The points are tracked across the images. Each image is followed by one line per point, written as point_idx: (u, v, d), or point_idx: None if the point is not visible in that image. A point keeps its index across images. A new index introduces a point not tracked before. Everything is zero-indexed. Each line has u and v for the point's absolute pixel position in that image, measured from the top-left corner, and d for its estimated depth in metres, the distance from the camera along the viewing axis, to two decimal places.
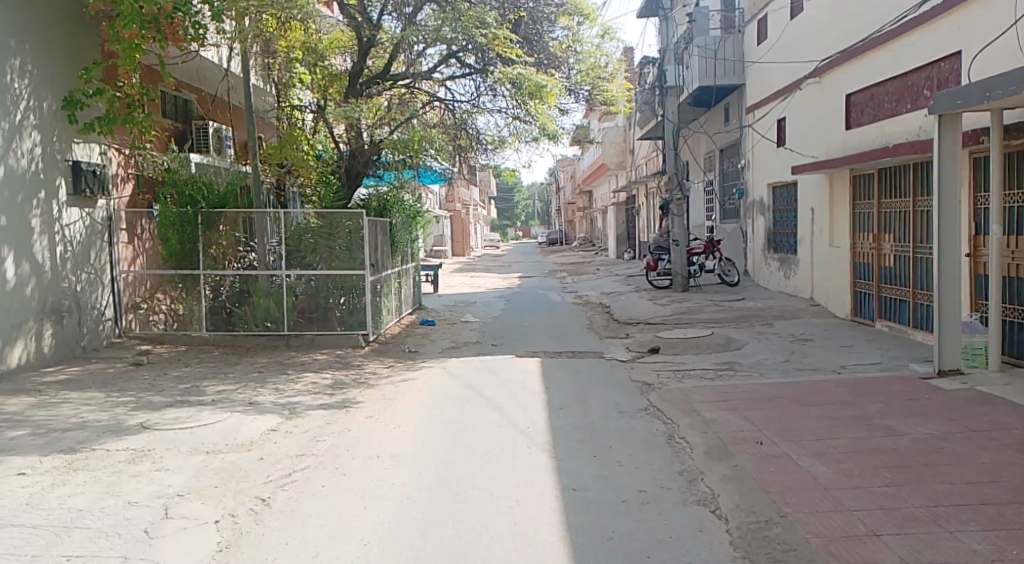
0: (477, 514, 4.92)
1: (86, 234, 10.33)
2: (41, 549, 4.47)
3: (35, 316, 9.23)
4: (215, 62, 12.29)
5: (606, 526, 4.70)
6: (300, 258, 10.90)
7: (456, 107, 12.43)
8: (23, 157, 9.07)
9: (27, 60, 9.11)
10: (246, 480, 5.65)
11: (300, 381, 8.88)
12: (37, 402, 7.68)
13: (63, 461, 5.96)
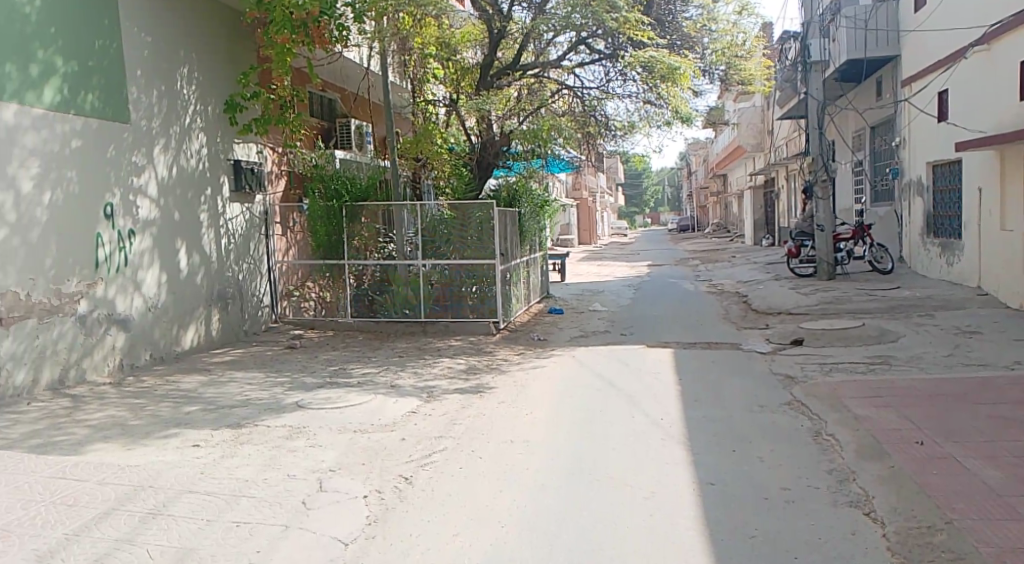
0: (616, 504, 4.93)
1: (246, 227, 11.11)
2: (214, 514, 4.85)
3: (204, 302, 10.04)
4: (357, 61, 12.88)
5: (749, 523, 4.60)
6: (435, 248, 11.25)
7: (585, 94, 12.26)
8: (192, 157, 9.84)
9: (194, 67, 9.87)
10: (391, 459, 5.93)
11: (437, 366, 9.19)
12: (207, 380, 8.39)
13: (229, 435, 6.46)
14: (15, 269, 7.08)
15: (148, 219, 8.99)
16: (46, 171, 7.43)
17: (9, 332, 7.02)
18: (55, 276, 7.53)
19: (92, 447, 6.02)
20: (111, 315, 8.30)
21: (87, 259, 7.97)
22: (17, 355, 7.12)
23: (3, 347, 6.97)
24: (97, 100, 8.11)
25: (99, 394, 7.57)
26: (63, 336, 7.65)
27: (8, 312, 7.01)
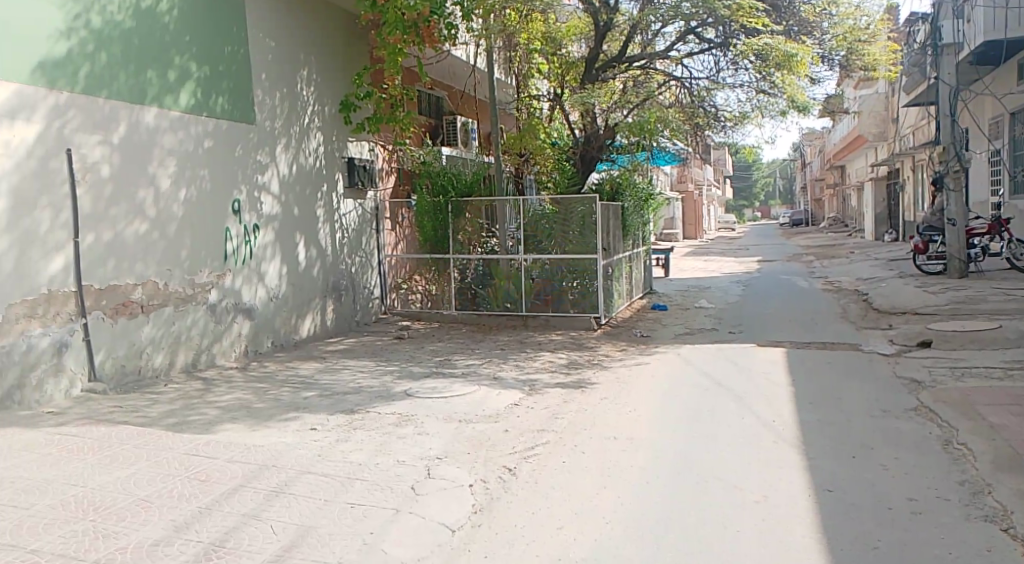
0: (726, 506, 4.87)
1: (358, 222, 11.55)
2: (331, 495, 5.08)
3: (319, 293, 10.50)
4: (465, 59, 13.11)
5: (870, 533, 4.45)
6: (536, 242, 11.25)
7: (693, 84, 12.05)
8: (311, 155, 10.32)
9: (313, 69, 10.32)
10: (496, 450, 6.04)
11: (538, 359, 9.29)
12: (323, 367, 8.80)
13: (344, 421, 6.75)
14: (155, 261, 7.63)
15: (271, 214, 9.47)
16: (182, 170, 7.96)
17: (149, 318, 7.58)
18: (188, 267, 8.06)
19: (221, 427, 6.43)
20: (238, 304, 8.82)
21: (217, 252, 8.49)
22: (156, 340, 7.68)
23: (143, 333, 7.53)
24: (226, 103, 8.62)
25: (227, 377, 8.07)
26: (195, 323, 8.19)
27: (148, 300, 7.56)
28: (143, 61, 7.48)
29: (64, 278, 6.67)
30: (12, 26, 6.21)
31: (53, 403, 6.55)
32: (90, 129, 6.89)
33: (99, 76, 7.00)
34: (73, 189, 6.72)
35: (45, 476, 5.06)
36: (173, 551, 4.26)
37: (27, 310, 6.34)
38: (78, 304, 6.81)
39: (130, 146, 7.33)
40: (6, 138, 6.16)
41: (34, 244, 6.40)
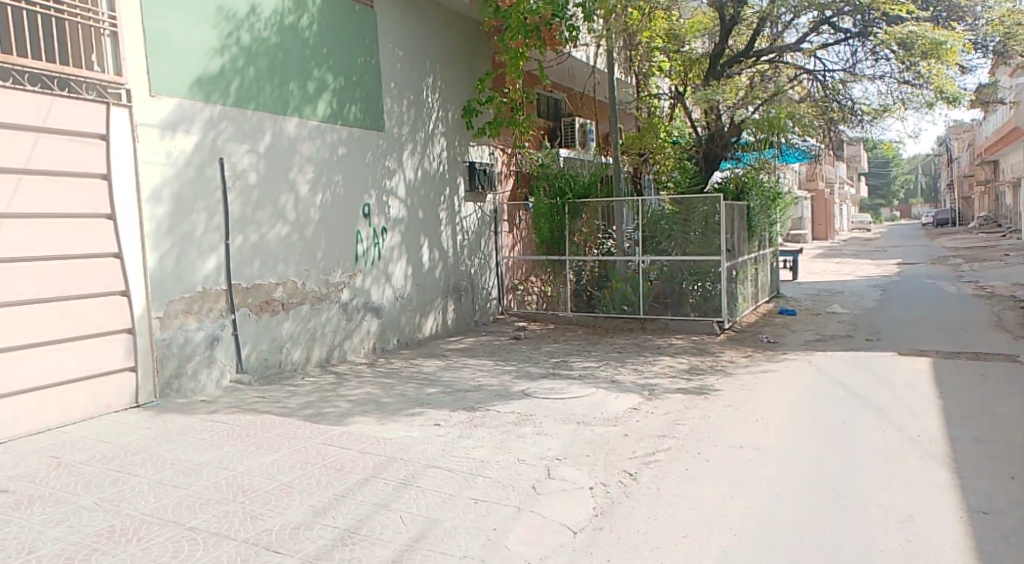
0: (864, 524, 4.67)
1: (478, 224, 11.79)
2: (455, 490, 5.23)
3: (441, 293, 10.80)
4: (584, 60, 13.09)
5: None
6: (656, 245, 11.10)
7: (828, 77, 11.55)
8: (435, 160, 10.63)
9: (438, 76, 10.63)
10: (616, 453, 6.05)
11: (658, 364, 9.20)
12: (445, 365, 9.06)
13: (465, 418, 6.92)
14: (294, 261, 8.09)
15: (398, 217, 9.84)
16: (319, 175, 8.40)
17: (288, 315, 8.05)
18: (324, 268, 8.49)
19: (352, 419, 6.73)
20: (367, 304, 9.22)
21: (349, 253, 8.90)
22: (294, 335, 8.15)
23: (283, 329, 8.01)
24: (359, 112, 9.03)
25: (357, 372, 8.45)
26: (329, 320, 8.62)
27: (288, 298, 8.03)
28: (286, 74, 7.96)
29: (216, 277, 7.19)
30: (174, 46, 6.76)
31: (206, 392, 7.07)
32: (240, 139, 7.40)
33: (248, 88, 7.50)
34: (224, 195, 7.23)
35: (199, 459, 5.47)
36: (312, 535, 4.51)
37: (185, 306, 6.88)
38: (228, 301, 7.32)
39: (274, 154, 7.81)
40: (169, 148, 6.71)
41: (191, 245, 6.92)
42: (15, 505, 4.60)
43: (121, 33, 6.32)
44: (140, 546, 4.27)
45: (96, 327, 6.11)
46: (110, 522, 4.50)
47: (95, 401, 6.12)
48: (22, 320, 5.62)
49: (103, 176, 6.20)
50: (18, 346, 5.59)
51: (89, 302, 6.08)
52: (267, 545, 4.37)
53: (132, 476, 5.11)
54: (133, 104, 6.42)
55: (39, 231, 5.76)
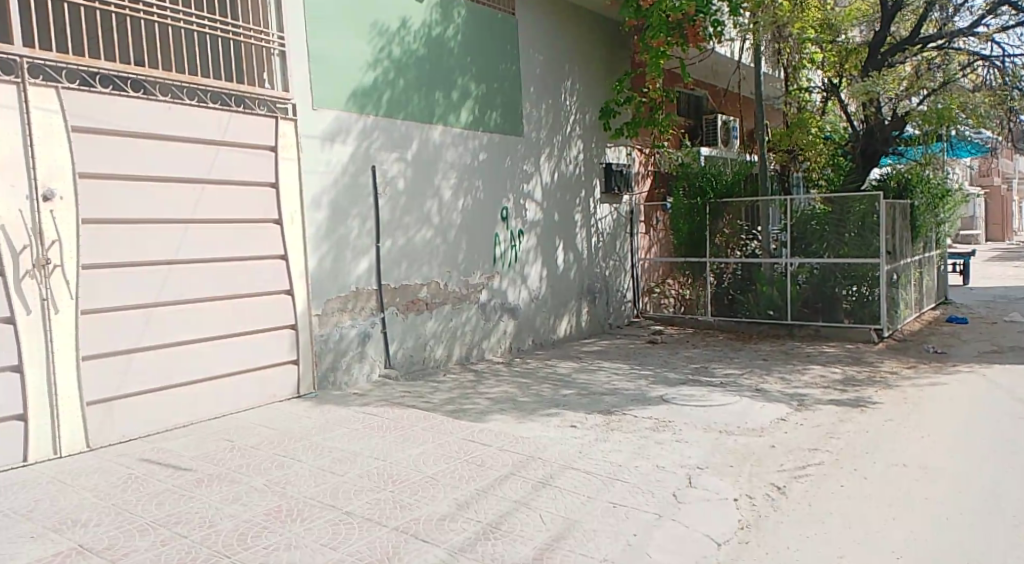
0: None
1: (613, 226, 11.78)
2: (594, 493, 5.29)
3: (575, 295, 10.88)
4: (729, 56, 12.75)
5: None
6: (806, 246, 10.69)
7: (1007, 62, 10.82)
8: (571, 163, 10.73)
9: (576, 80, 10.72)
10: (761, 465, 5.90)
11: (807, 373, 8.85)
12: (581, 367, 9.13)
13: (603, 421, 6.95)
14: (438, 263, 8.42)
15: (535, 220, 10.00)
16: (461, 180, 8.70)
17: (432, 314, 8.39)
18: (464, 269, 8.79)
19: (492, 417, 6.93)
20: (504, 304, 9.44)
21: (488, 254, 9.15)
22: (436, 333, 8.48)
23: (427, 327, 8.36)
24: (499, 117, 9.27)
25: (495, 371, 8.68)
26: (469, 320, 8.91)
27: (432, 298, 8.38)
28: (432, 83, 8.30)
29: (368, 277, 7.61)
30: (333, 62, 7.21)
31: (358, 384, 7.51)
32: (390, 147, 7.79)
33: (398, 99, 7.88)
34: (376, 201, 7.64)
35: (353, 449, 5.83)
36: (457, 527, 4.71)
37: (340, 304, 7.33)
38: (378, 300, 7.72)
39: (421, 160, 8.17)
40: (328, 157, 7.17)
41: (347, 248, 7.37)
42: (198, 482, 5.09)
43: (288, 51, 6.83)
44: (304, 527, 4.61)
45: (263, 323, 6.63)
46: (276, 503, 4.88)
47: (262, 391, 6.64)
48: (202, 315, 6.19)
49: (272, 185, 6.72)
50: (199, 339, 6.16)
51: (259, 299, 6.61)
52: (415, 533, 4.60)
53: (295, 461, 5.52)
54: (297, 118, 6.91)
55: (218, 235, 6.32)
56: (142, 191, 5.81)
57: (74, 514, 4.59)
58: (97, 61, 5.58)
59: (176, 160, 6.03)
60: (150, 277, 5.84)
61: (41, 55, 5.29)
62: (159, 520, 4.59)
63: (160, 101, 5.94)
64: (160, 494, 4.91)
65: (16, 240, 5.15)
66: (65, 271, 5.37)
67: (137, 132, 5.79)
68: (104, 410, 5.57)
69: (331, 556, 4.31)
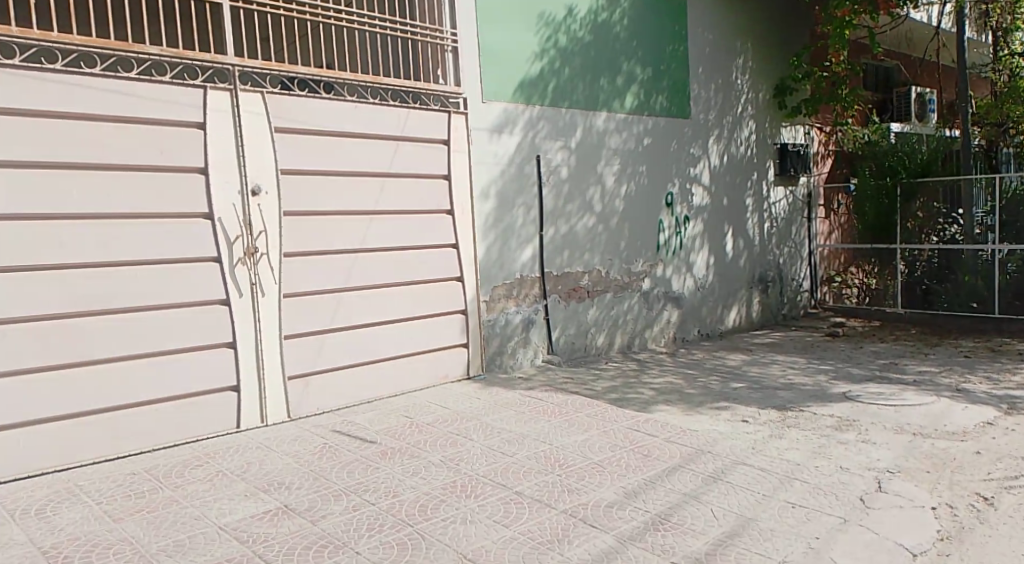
0: None
1: (788, 211, 11.20)
2: (770, 491, 5.08)
3: (745, 284, 10.47)
4: (925, 22, 11.73)
5: None
6: (1017, 230, 9.69)
7: None
8: (741, 144, 10.31)
9: (748, 57, 10.27)
10: (962, 473, 5.42)
11: (1017, 373, 8.00)
12: (751, 359, 8.78)
13: (777, 416, 6.64)
14: (600, 251, 8.38)
15: (701, 205, 9.69)
16: (625, 167, 8.60)
17: (594, 302, 8.37)
18: (627, 257, 8.68)
19: (658, 407, 6.80)
20: (668, 293, 9.24)
21: (651, 242, 8.99)
22: (598, 321, 8.46)
23: (590, 315, 8.35)
24: (666, 101, 9.07)
25: (659, 361, 8.53)
26: (631, 308, 8.81)
27: (594, 286, 8.35)
28: (598, 70, 8.25)
29: (532, 266, 7.69)
30: (502, 53, 7.33)
31: (522, 369, 7.64)
32: (555, 135, 7.82)
33: (564, 87, 7.89)
34: (541, 189, 7.71)
35: (522, 431, 5.94)
36: (625, 515, 4.69)
37: (505, 291, 7.47)
38: (541, 288, 7.78)
39: (585, 148, 8.15)
40: (496, 148, 7.32)
41: (511, 236, 7.49)
42: (382, 455, 5.38)
43: (461, 47, 7.01)
44: (478, 503, 4.76)
45: (436, 308, 6.89)
46: (452, 478, 5.08)
47: (436, 371, 6.92)
48: (382, 299, 6.51)
49: (444, 176, 6.96)
50: (380, 322, 6.49)
51: (432, 286, 6.87)
52: (584, 518, 4.63)
53: (468, 440, 5.71)
54: (468, 111, 7.09)
55: (397, 224, 6.63)
56: (331, 182, 6.19)
57: (278, 477, 5.01)
58: (295, 66, 5.97)
59: (360, 154, 6.37)
60: (337, 265, 6.22)
61: (249, 63, 5.72)
62: (350, 487, 4.91)
63: (347, 101, 6.28)
64: (349, 463, 5.24)
65: (230, 231, 5.64)
66: (270, 259, 5.83)
67: (328, 128, 6.17)
68: (302, 385, 6.01)
69: (505, 533, 4.43)
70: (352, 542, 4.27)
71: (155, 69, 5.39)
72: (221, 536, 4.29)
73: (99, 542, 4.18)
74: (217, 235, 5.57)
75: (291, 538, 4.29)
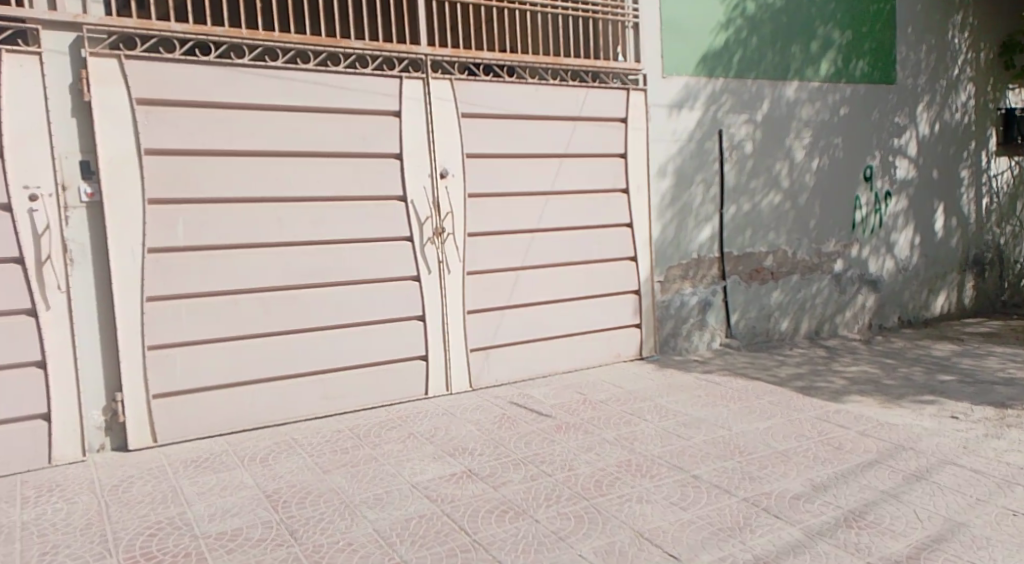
0: None
1: (1014, 185, 9.93)
2: (984, 495, 4.61)
3: (957, 267, 9.46)
4: None
5: None
6: None
7: None
8: (957, 111, 9.26)
9: (969, 13, 9.19)
10: None
11: None
12: (965, 350, 7.93)
13: (994, 414, 5.97)
14: (786, 230, 7.94)
15: (907, 179, 8.85)
16: (817, 139, 8.06)
17: (779, 284, 7.97)
18: (817, 237, 8.17)
19: (850, 398, 6.36)
20: (864, 275, 8.59)
21: (846, 220, 8.37)
22: (784, 305, 8.03)
23: (774, 298, 7.96)
24: (867, 66, 8.37)
25: (854, 348, 7.96)
26: (821, 292, 8.29)
27: (778, 267, 7.94)
28: (790, 37, 7.78)
29: (710, 246, 7.47)
30: (685, 27, 7.14)
31: (698, 352, 7.46)
32: (739, 109, 7.50)
33: (751, 58, 7.53)
34: (722, 165, 7.44)
35: (698, 415, 5.83)
36: (813, 509, 4.47)
37: (681, 272, 7.32)
38: (720, 268, 7.54)
39: (771, 121, 7.74)
40: (676, 125, 7.16)
41: (689, 215, 7.31)
42: (558, 430, 5.53)
43: (641, 23, 6.91)
44: (654, 484, 4.77)
45: (611, 287, 6.91)
46: (627, 457, 5.12)
47: (608, 349, 6.96)
48: (558, 278, 6.65)
49: (620, 155, 6.93)
50: (553, 300, 6.63)
51: (608, 265, 6.90)
52: (767, 508, 4.48)
53: (642, 420, 5.70)
54: (648, 88, 6.99)
55: (574, 205, 6.72)
56: (510, 164, 6.40)
57: (463, 443, 5.31)
58: (481, 52, 6.21)
59: (541, 136, 6.52)
60: (516, 244, 6.44)
61: (440, 52, 6.03)
62: (528, 458, 5.10)
63: (529, 84, 6.43)
64: (527, 434, 5.45)
65: (421, 212, 6.02)
66: (456, 239, 6.15)
67: (511, 112, 6.36)
68: (482, 357, 6.32)
69: (682, 516, 4.40)
70: (530, 510, 4.45)
71: (360, 62, 5.81)
72: (413, 494, 4.64)
73: (311, 490, 4.69)
74: (409, 216, 5.97)
75: (476, 501, 4.56)
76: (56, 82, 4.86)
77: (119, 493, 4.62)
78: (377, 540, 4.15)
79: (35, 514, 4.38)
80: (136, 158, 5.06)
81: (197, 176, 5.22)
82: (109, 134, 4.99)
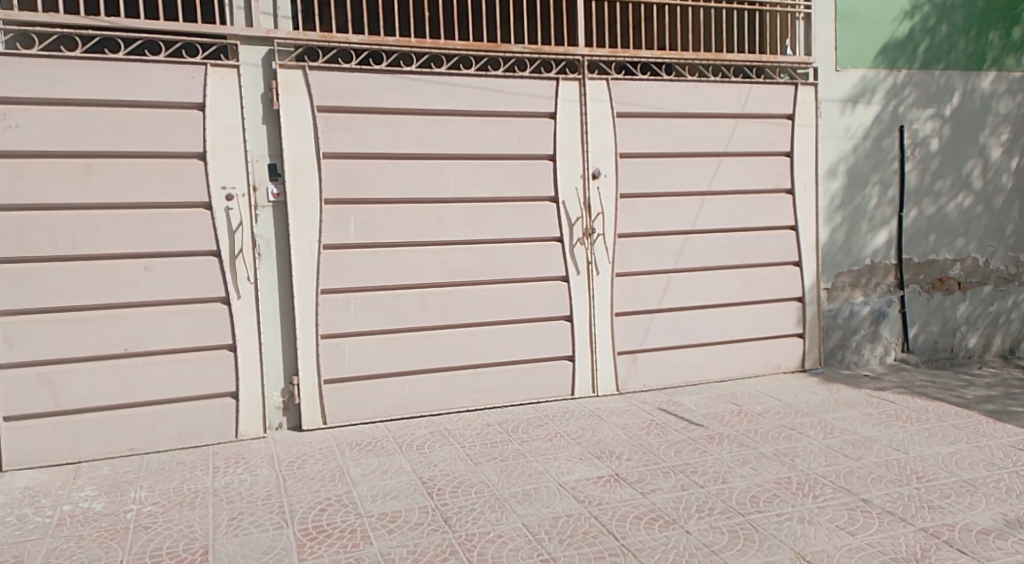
0: None
1: None
2: None
3: None
4: None
5: None
6: None
7: None
8: None
9: None
10: None
11: None
12: None
13: None
14: (978, 236, 7.18)
15: None
16: (1017, 136, 7.22)
17: (966, 296, 7.22)
18: (1015, 244, 7.32)
19: None
20: None
21: None
22: (972, 318, 7.27)
23: (960, 310, 7.23)
24: None
25: None
26: (1018, 305, 7.43)
27: (967, 276, 7.19)
28: (987, 23, 7.02)
29: (886, 251, 6.90)
30: (863, 16, 6.64)
31: (870, 366, 6.93)
32: (924, 104, 6.88)
33: (940, 47, 6.87)
34: (903, 165, 6.85)
35: (866, 434, 5.41)
36: (1005, 547, 4.01)
37: (852, 279, 6.82)
38: (897, 277, 6.95)
39: (963, 116, 7.02)
40: (850, 121, 6.68)
41: (863, 219, 6.79)
42: (711, 440, 5.34)
43: (813, 14, 6.51)
44: (817, 504, 4.48)
45: (773, 294, 6.58)
46: (786, 474, 4.85)
47: (768, 359, 6.64)
48: (716, 283, 6.43)
49: (786, 154, 6.57)
50: (709, 305, 6.42)
51: (772, 271, 6.57)
52: (949, 541, 4.07)
53: (802, 436, 5.38)
54: (819, 82, 6.57)
55: (736, 206, 6.46)
56: (668, 165, 6.27)
57: (610, 446, 5.27)
58: (638, 50, 6.13)
59: (702, 136, 6.33)
60: (671, 247, 6.30)
61: (598, 52, 6.01)
62: (678, 466, 4.97)
63: (691, 83, 6.26)
64: (677, 442, 5.31)
65: (573, 213, 6.04)
66: (606, 240, 6.12)
67: (671, 112, 6.22)
68: (630, 360, 6.25)
69: (850, 541, 4.10)
70: (681, 520, 4.34)
71: (518, 65, 5.93)
72: (561, 492, 4.68)
73: (463, 480, 4.85)
74: (560, 217, 6.01)
75: (623, 506, 4.51)
76: (249, 93, 5.35)
77: (294, 470, 5.02)
78: (526, 534, 4.22)
79: (224, 482, 4.86)
80: (313, 162, 5.46)
81: (366, 178, 5.56)
82: (291, 140, 5.42)
